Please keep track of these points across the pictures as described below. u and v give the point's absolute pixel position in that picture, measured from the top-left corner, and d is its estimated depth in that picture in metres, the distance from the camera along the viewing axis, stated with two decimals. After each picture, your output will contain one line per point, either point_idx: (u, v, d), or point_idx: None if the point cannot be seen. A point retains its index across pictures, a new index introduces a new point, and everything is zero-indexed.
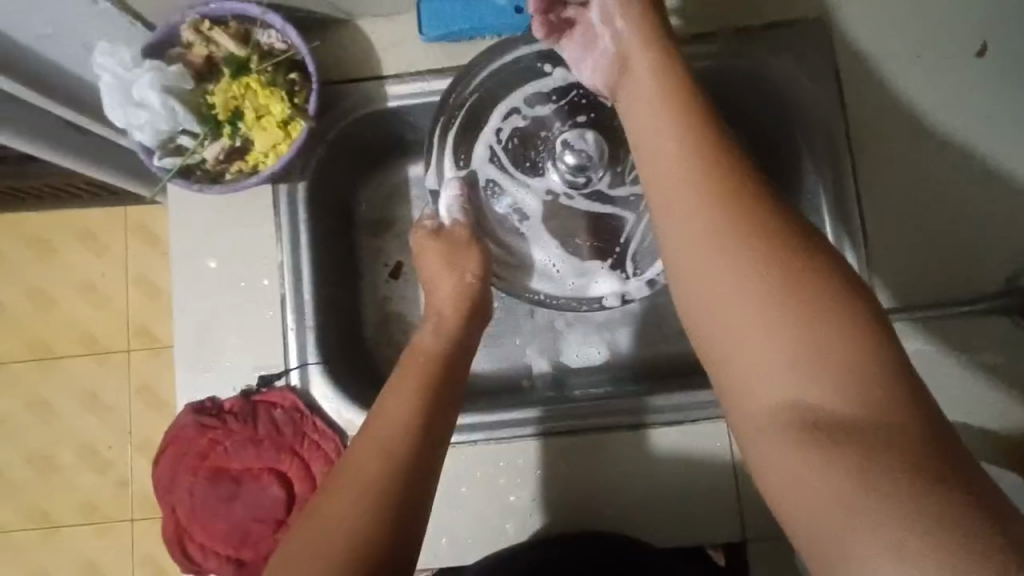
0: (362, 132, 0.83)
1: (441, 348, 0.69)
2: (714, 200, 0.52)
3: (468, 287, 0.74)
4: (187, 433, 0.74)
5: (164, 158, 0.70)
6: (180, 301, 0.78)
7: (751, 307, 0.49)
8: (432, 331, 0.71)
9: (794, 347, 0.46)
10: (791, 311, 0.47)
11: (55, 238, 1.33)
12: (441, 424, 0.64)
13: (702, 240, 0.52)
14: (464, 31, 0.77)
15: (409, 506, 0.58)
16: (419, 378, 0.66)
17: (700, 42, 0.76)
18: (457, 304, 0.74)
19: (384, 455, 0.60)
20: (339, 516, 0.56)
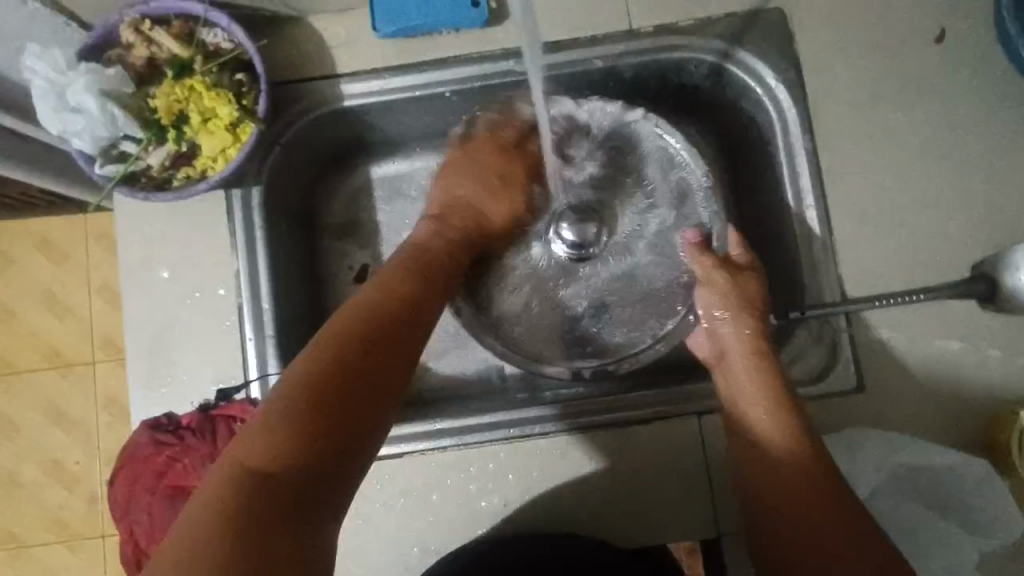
0: (319, 132, 0.80)
1: (443, 250, 0.73)
2: (755, 384, 0.67)
3: (488, 213, 0.78)
4: (143, 451, 0.70)
5: (105, 165, 0.67)
6: (132, 313, 0.74)
7: (775, 481, 0.64)
8: (436, 229, 0.74)
9: (812, 478, 0.63)
10: (809, 460, 0.63)
11: (12, 247, 1.27)
12: (411, 326, 0.64)
13: (751, 414, 0.66)
14: (420, 27, 0.75)
15: (349, 401, 0.56)
16: (415, 274, 0.68)
17: (662, 33, 0.75)
18: (465, 215, 0.76)
19: (340, 344, 0.58)
20: (277, 393, 0.55)
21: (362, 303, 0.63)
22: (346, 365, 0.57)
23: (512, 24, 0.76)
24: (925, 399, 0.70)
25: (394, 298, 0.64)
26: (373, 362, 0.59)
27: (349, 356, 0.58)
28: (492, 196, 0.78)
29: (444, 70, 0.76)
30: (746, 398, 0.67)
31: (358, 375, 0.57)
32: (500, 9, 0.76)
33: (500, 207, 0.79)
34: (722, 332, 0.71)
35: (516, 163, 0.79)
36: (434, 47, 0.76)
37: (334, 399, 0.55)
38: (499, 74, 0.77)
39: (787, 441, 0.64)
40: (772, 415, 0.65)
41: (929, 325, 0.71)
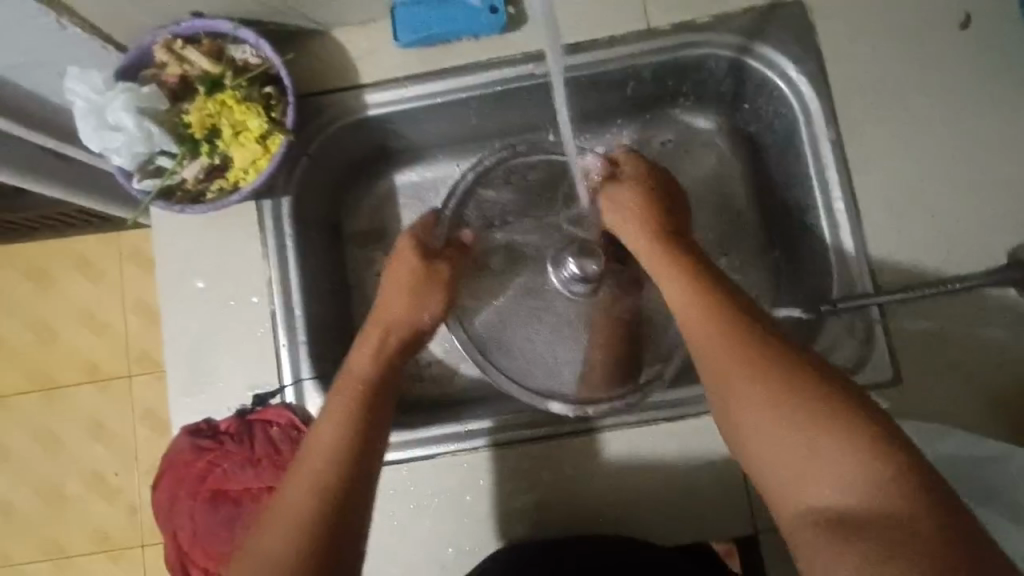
0: (344, 141, 0.82)
1: (379, 374, 0.66)
2: (734, 341, 0.55)
3: (419, 319, 0.72)
4: (184, 457, 0.73)
5: (143, 179, 0.70)
6: (170, 323, 0.77)
7: (772, 436, 0.51)
8: (365, 352, 0.68)
9: (821, 432, 0.49)
10: (828, 407, 0.50)
11: (51, 266, 1.32)
12: (375, 434, 0.62)
13: (722, 379, 0.55)
14: (440, 35, 0.76)
15: (339, 523, 0.56)
16: (353, 399, 0.63)
17: (681, 30, 0.75)
18: (388, 335, 0.70)
19: (303, 488, 0.57)
20: (264, 544, 0.55)
21: (325, 426, 0.61)
22: (316, 522, 0.56)
23: (530, 29, 0.77)
24: (963, 390, 0.69)
25: (339, 425, 0.61)
26: (350, 475, 0.59)
27: (321, 497, 0.57)
28: (408, 299, 0.72)
29: (465, 76, 0.77)
30: (727, 378, 0.55)
31: (335, 502, 0.57)
32: (517, 14, 0.77)
33: (419, 317, 0.72)
34: (687, 299, 0.61)
35: (438, 270, 0.74)
36: (454, 55, 0.78)
37: (324, 522, 0.56)
38: (520, 78, 0.78)
39: (791, 403, 0.51)
40: (751, 382, 0.53)
41: (966, 314, 0.69)
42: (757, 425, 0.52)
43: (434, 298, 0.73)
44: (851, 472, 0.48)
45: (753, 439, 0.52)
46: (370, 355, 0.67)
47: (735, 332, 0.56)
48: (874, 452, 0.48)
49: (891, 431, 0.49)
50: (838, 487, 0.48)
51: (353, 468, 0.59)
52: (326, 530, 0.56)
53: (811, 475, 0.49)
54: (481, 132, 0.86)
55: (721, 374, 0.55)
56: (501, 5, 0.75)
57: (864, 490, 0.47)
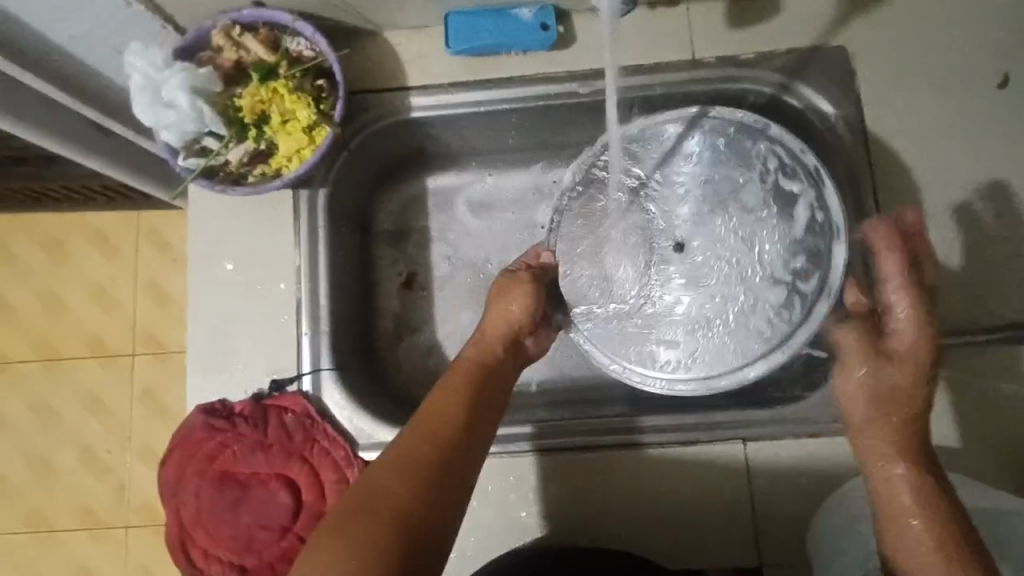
0: (384, 140, 0.83)
1: (498, 357, 0.70)
2: (911, 408, 0.65)
3: (511, 313, 0.71)
4: (197, 435, 0.73)
5: (188, 157, 0.71)
6: (195, 301, 0.77)
7: (893, 488, 0.61)
8: (476, 351, 0.70)
9: (922, 490, 0.60)
10: (928, 482, 0.60)
11: (71, 239, 1.33)
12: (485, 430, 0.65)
13: (862, 432, 0.65)
14: (489, 46, 0.78)
15: (439, 498, 0.58)
16: (471, 376, 0.67)
17: (724, 64, 0.77)
18: (489, 327, 0.72)
19: (422, 437, 0.61)
20: (377, 478, 0.58)
21: (448, 388, 0.66)
22: (424, 487, 0.58)
23: (576, 51, 0.79)
24: (976, 442, 0.69)
25: (456, 403, 0.64)
26: (459, 443, 0.62)
27: (436, 448, 0.61)
28: (520, 306, 0.72)
29: (511, 88, 0.79)
30: (877, 445, 0.64)
31: (438, 480, 0.59)
32: (567, 34, 0.79)
33: (512, 311, 0.71)
34: (869, 367, 0.67)
35: (530, 278, 0.73)
36: (502, 66, 0.80)
37: (428, 499, 0.57)
38: (564, 95, 0.79)
39: (914, 478, 0.61)
40: (909, 473, 0.61)
41: (985, 367, 0.70)
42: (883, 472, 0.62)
43: (531, 301, 0.72)
44: (927, 520, 0.58)
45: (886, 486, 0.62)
46: (484, 346, 0.71)
47: (914, 400, 0.65)
48: (938, 510, 0.59)
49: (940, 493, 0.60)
50: (924, 525, 0.58)
51: (461, 434, 0.62)
52: (423, 499, 0.57)
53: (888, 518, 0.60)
54: (518, 144, 0.88)
55: (874, 428, 0.65)
56: (552, 21, 0.77)
57: (933, 533, 0.57)
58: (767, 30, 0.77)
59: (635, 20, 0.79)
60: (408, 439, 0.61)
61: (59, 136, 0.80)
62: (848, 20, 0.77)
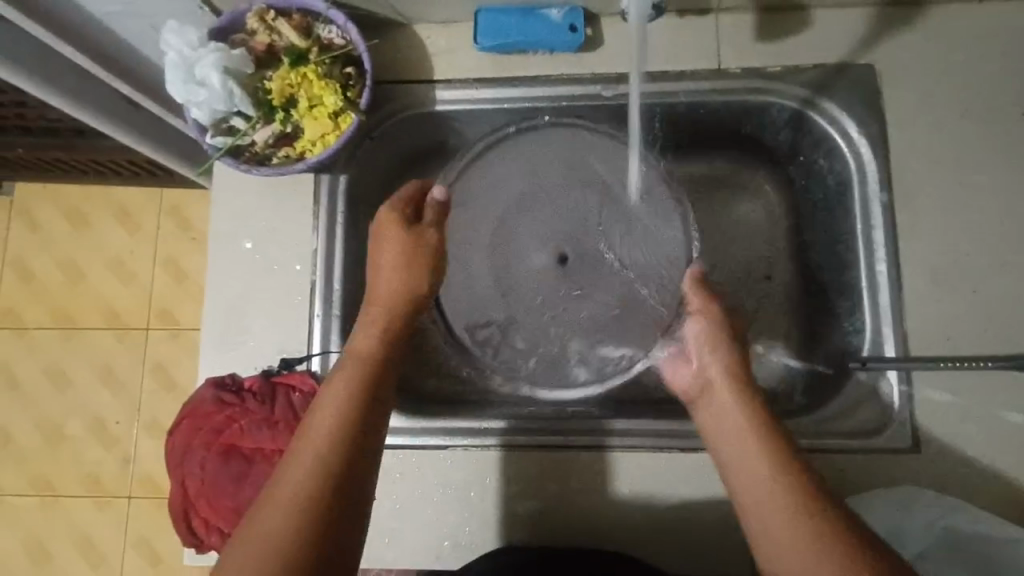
0: (407, 130, 0.84)
1: (378, 349, 0.68)
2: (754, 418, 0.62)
3: (407, 285, 0.72)
4: (205, 407, 0.74)
5: (216, 136, 0.73)
6: (212, 276, 0.79)
7: (763, 495, 0.57)
8: (369, 330, 0.69)
9: (779, 472, 0.57)
10: (786, 460, 0.58)
11: (95, 211, 1.36)
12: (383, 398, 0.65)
13: (727, 440, 0.62)
14: (517, 44, 0.79)
15: (350, 481, 0.58)
16: (382, 328, 0.69)
17: (749, 76, 0.77)
18: (378, 296, 0.71)
19: (319, 429, 0.60)
20: (289, 479, 0.57)
21: (340, 377, 0.64)
22: (333, 474, 0.58)
23: (602, 54, 0.80)
24: (981, 468, 0.68)
25: (357, 380, 0.65)
26: (359, 423, 0.62)
27: (338, 441, 0.60)
28: (408, 273, 0.72)
29: (535, 88, 0.80)
30: (725, 429, 0.63)
31: (349, 463, 0.59)
32: (594, 37, 0.80)
33: (407, 280, 0.72)
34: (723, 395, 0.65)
35: (431, 234, 0.75)
36: (529, 65, 0.80)
37: (336, 486, 0.57)
38: (588, 97, 0.80)
39: (762, 462, 0.58)
40: (766, 459, 0.58)
41: (993, 394, 0.69)
42: (750, 481, 0.58)
43: (399, 244, 0.73)
44: (783, 506, 0.55)
45: (751, 498, 0.57)
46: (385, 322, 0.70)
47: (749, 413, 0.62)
48: (802, 491, 0.56)
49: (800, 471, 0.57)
50: (779, 509, 0.55)
51: (358, 414, 0.62)
52: (332, 479, 0.57)
53: (783, 540, 0.54)
54: None
55: (733, 432, 0.62)
56: (580, 23, 0.78)
57: (801, 517, 0.54)
58: (794, 44, 0.77)
59: (663, 27, 0.79)
60: (318, 425, 0.61)
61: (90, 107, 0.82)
62: (877, 39, 0.77)
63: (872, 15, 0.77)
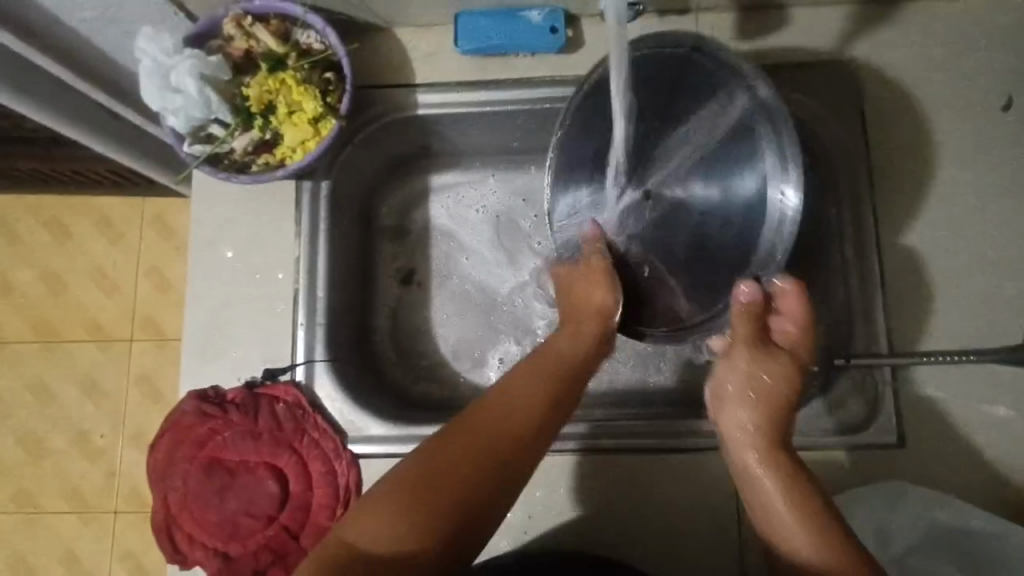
0: (389, 135, 0.83)
1: (573, 361, 0.68)
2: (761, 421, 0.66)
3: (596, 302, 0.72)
4: (187, 420, 0.73)
5: (193, 144, 0.72)
6: (193, 287, 0.78)
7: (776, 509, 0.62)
8: (563, 341, 0.70)
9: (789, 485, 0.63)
10: (773, 459, 0.64)
11: (76, 221, 1.34)
12: (539, 430, 0.63)
13: (745, 450, 0.66)
14: (499, 47, 0.78)
15: (479, 513, 0.59)
16: (552, 366, 0.67)
17: None
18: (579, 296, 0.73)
19: (457, 453, 0.60)
20: (392, 499, 0.58)
21: (496, 407, 0.63)
22: (468, 496, 0.58)
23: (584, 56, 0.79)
24: (967, 463, 0.69)
25: (537, 407, 0.64)
26: (496, 462, 0.60)
27: (473, 468, 0.59)
28: (597, 301, 0.72)
29: (518, 90, 0.80)
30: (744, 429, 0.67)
31: (488, 492, 0.59)
32: (576, 39, 0.80)
33: (592, 294, 0.73)
34: (733, 397, 0.69)
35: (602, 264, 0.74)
36: (511, 68, 0.80)
37: (464, 518, 0.58)
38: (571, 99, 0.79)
39: (786, 480, 0.63)
40: (766, 466, 0.64)
41: (978, 388, 0.70)
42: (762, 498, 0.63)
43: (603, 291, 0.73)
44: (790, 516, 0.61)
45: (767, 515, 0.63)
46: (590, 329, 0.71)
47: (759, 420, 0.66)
48: (811, 501, 0.62)
49: (804, 482, 0.63)
50: (786, 518, 0.61)
51: (495, 442, 0.61)
52: (446, 510, 0.57)
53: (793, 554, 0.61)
54: (521, 146, 0.88)
55: (741, 446, 0.66)
56: (562, 25, 0.78)
57: (810, 529, 0.60)
58: (775, 43, 0.78)
59: (645, 27, 0.79)
60: (451, 448, 0.60)
61: (66, 116, 0.80)
62: (857, 36, 0.77)
63: (851, 13, 0.78)
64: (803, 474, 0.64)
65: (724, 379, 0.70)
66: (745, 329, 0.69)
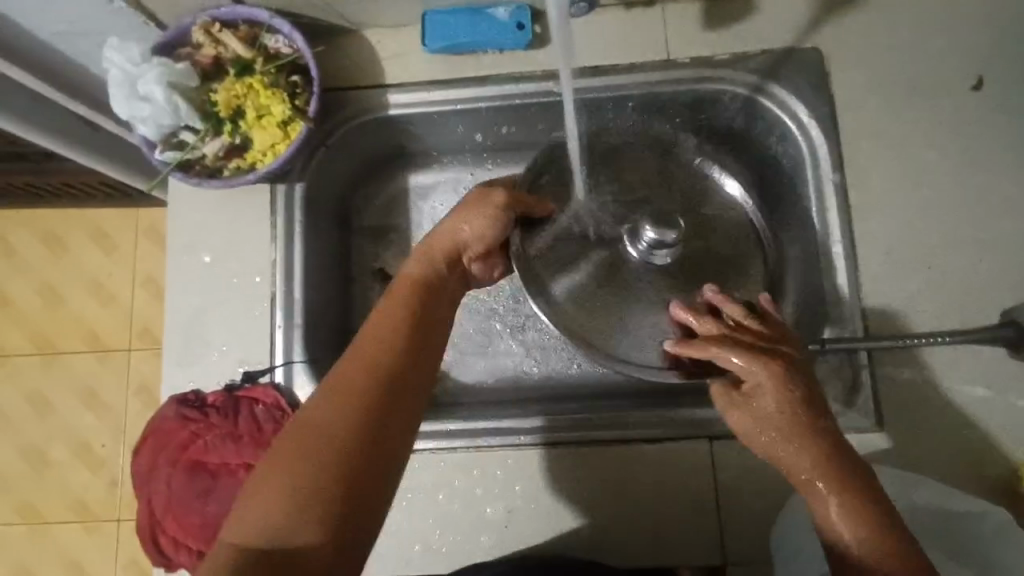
0: (362, 136, 0.84)
1: (429, 292, 0.63)
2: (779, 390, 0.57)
3: (462, 241, 0.66)
4: (169, 424, 0.73)
5: (164, 150, 0.73)
6: (172, 293, 0.78)
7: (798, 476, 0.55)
8: (419, 267, 0.64)
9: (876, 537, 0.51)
10: (812, 438, 0.55)
11: (68, 234, 1.35)
12: (413, 369, 0.58)
13: (753, 396, 0.58)
14: (467, 45, 0.78)
15: (380, 431, 0.54)
16: (409, 306, 0.61)
17: (698, 65, 0.78)
18: (433, 243, 0.65)
19: (337, 398, 0.54)
20: (294, 455, 0.52)
21: (372, 338, 0.58)
22: (327, 450, 0.52)
23: (553, 51, 0.80)
24: (947, 444, 0.69)
25: (381, 349, 0.57)
26: (373, 385, 0.56)
27: (350, 409, 0.54)
28: (467, 229, 0.66)
29: (486, 86, 0.80)
30: (750, 403, 0.59)
31: (360, 433, 0.53)
32: (544, 34, 0.80)
33: (461, 231, 0.66)
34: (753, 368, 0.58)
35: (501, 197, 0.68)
36: (480, 64, 0.80)
37: (344, 448, 0.52)
38: (541, 94, 0.80)
39: (827, 484, 0.54)
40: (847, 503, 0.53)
41: (954, 368, 0.70)
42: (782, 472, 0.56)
43: (486, 223, 0.67)
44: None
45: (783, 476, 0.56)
46: (411, 291, 0.62)
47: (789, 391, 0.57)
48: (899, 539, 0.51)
49: (890, 522, 0.52)
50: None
51: (375, 379, 0.56)
52: (342, 456, 0.52)
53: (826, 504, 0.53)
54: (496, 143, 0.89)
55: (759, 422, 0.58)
56: (529, 22, 0.78)
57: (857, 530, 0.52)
58: (743, 31, 0.78)
59: (612, 21, 0.79)
60: (311, 407, 0.54)
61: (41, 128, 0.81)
62: (825, 21, 0.77)
63: None
64: (826, 430, 0.56)
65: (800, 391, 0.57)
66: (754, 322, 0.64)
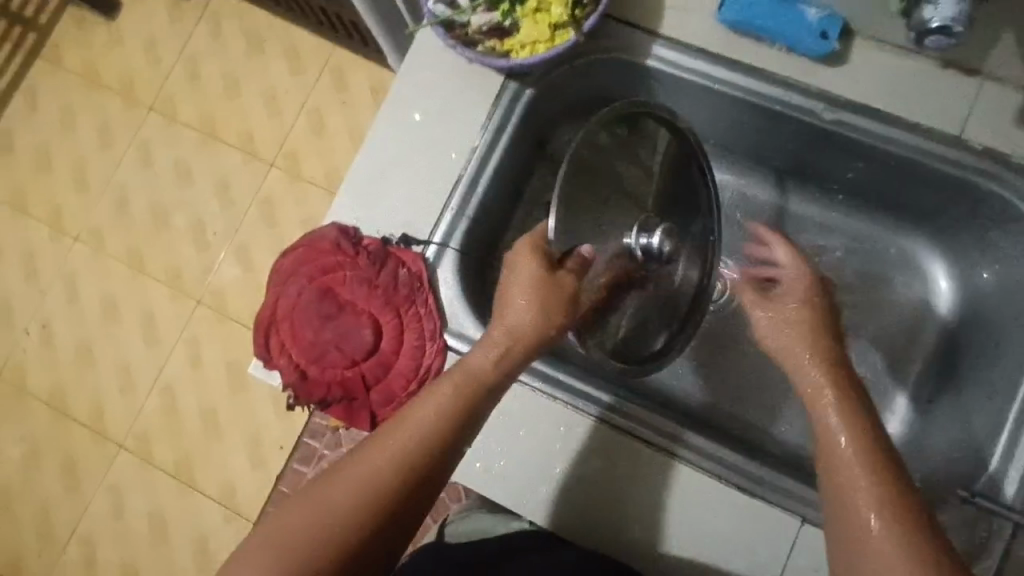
0: (604, 72, 0.82)
1: (493, 379, 0.64)
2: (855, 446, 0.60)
3: (523, 326, 0.66)
4: (324, 244, 0.77)
5: (437, 3, 0.74)
6: (374, 133, 0.81)
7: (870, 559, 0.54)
8: (489, 351, 0.65)
9: (892, 508, 0.55)
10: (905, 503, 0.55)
11: (269, 40, 1.43)
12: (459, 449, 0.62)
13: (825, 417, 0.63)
14: (760, 29, 0.74)
15: (411, 508, 0.58)
16: (467, 393, 0.63)
17: (986, 157, 0.71)
18: (512, 335, 0.66)
19: (391, 464, 0.58)
20: (343, 499, 0.56)
21: (426, 412, 0.61)
22: (366, 516, 0.56)
23: (840, 75, 0.74)
24: None
25: (412, 451, 0.59)
26: (434, 460, 0.60)
27: (401, 477, 0.58)
28: (541, 313, 0.66)
29: (753, 79, 0.75)
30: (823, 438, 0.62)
31: (392, 508, 0.57)
32: (840, 53, 0.74)
33: (525, 319, 0.66)
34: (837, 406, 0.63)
35: (569, 279, 0.68)
36: (759, 54, 0.76)
37: (385, 513, 0.57)
38: (804, 111, 0.75)
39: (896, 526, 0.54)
40: (881, 512, 0.55)
41: None
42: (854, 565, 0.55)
43: (539, 302, 0.66)
44: None
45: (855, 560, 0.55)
46: (454, 392, 0.62)
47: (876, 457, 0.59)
48: (912, 539, 0.53)
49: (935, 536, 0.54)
50: None
51: (431, 460, 0.59)
52: (377, 526, 0.56)
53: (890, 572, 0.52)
54: (723, 138, 0.86)
55: (832, 470, 0.60)
56: (835, 33, 0.72)
57: None
58: None
59: (916, 72, 0.73)
60: (369, 462, 0.58)
61: None
62: None
63: None
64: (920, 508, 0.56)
65: (839, 449, 0.60)
66: (802, 333, 0.70)
